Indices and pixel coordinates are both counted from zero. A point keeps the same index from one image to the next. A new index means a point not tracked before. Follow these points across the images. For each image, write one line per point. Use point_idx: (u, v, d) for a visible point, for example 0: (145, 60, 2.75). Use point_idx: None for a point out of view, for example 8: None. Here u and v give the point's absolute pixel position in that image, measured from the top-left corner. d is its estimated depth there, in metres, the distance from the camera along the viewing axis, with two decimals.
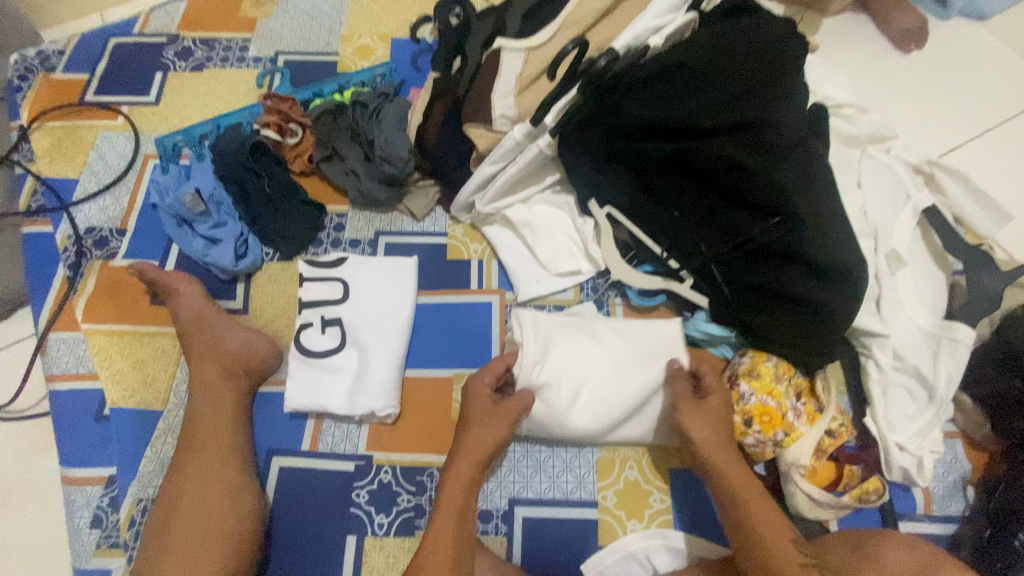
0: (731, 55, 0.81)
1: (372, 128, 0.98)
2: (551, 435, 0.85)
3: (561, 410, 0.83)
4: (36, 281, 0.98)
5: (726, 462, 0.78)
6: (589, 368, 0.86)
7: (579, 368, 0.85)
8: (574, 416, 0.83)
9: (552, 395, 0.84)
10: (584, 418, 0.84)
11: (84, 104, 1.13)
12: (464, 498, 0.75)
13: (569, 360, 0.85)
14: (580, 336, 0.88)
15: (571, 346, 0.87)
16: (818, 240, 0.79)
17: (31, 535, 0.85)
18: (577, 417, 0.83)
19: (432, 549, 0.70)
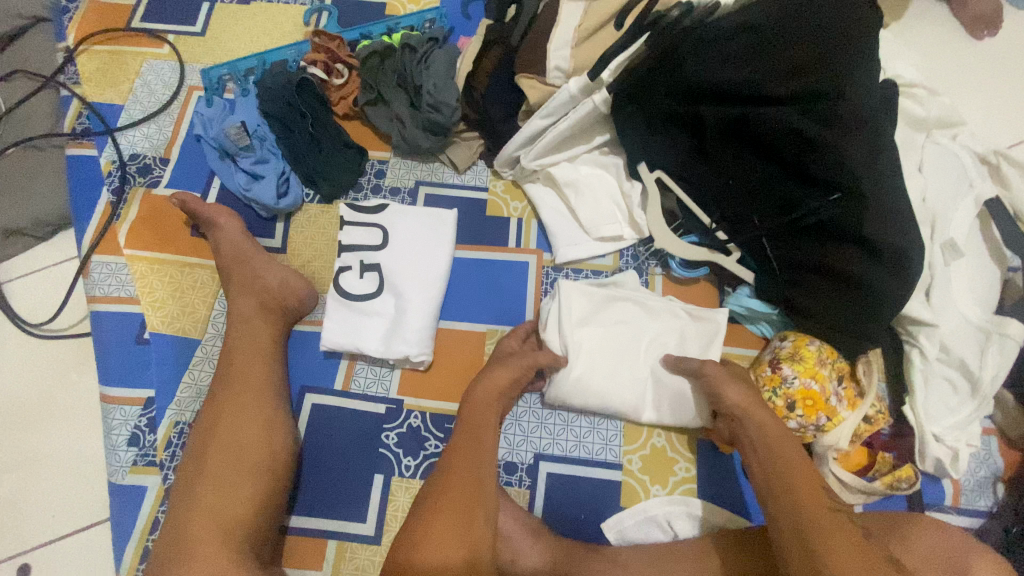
0: (809, 19, 0.76)
1: (421, 74, 0.96)
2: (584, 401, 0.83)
3: (573, 376, 0.82)
4: (79, 203, 0.98)
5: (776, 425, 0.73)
6: (633, 345, 0.86)
7: (636, 342, 0.86)
8: (618, 389, 0.83)
9: (604, 364, 0.84)
10: (617, 392, 0.83)
11: (131, 31, 1.11)
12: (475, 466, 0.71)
13: (610, 340, 0.85)
14: (645, 306, 0.88)
15: (620, 315, 0.87)
16: (880, 217, 0.76)
17: (71, 447, 0.88)
18: (603, 377, 0.83)
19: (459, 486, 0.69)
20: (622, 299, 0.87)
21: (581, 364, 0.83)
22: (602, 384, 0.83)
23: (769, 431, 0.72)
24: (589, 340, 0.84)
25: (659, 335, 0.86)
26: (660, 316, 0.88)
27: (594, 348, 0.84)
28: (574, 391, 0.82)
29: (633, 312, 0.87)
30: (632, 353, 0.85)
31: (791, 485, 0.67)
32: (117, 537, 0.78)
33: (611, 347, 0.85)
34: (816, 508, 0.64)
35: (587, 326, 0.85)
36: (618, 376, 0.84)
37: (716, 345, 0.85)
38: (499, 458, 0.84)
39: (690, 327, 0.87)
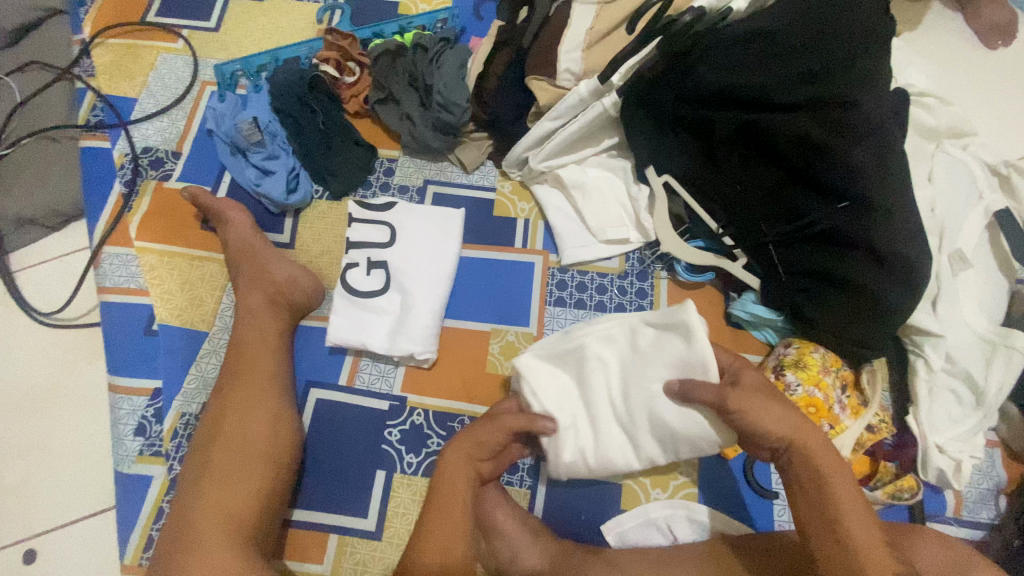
0: (822, 26, 0.76)
1: (432, 73, 0.97)
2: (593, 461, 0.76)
3: (570, 455, 0.75)
4: (92, 194, 1.00)
5: (821, 456, 0.62)
6: (619, 390, 0.75)
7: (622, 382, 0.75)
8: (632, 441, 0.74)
9: (584, 426, 0.75)
10: (620, 445, 0.75)
11: (146, 25, 1.13)
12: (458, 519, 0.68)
13: (586, 397, 0.76)
14: (608, 340, 0.76)
15: (589, 366, 0.75)
16: (890, 226, 0.75)
17: (79, 435, 0.90)
18: (598, 440, 0.75)
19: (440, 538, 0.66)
20: (588, 343, 0.75)
21: (578, 441, 0.75)
22: (609, 448, 0.75)
23: (820, 467, 0.61)
24: (568, 410, 0.75)
25: (639, 360, 0.74)
26: (630, 343, 0.75)
27: (580, 418, 0.76)
28: (581, 464, 0.75)
29: (604, 354, 0.75)
30: (622, 397, 0.75)
31: (845, 537, 0.57)
32: (122, 526, 0.79)
33: (599, 404, 0.75)
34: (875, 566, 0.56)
35: (564, 399, 0.76)
36: (626, 423, 0.74)
37: (698, 346, 0.67)
38: None
39: (664, 337, 0.71)
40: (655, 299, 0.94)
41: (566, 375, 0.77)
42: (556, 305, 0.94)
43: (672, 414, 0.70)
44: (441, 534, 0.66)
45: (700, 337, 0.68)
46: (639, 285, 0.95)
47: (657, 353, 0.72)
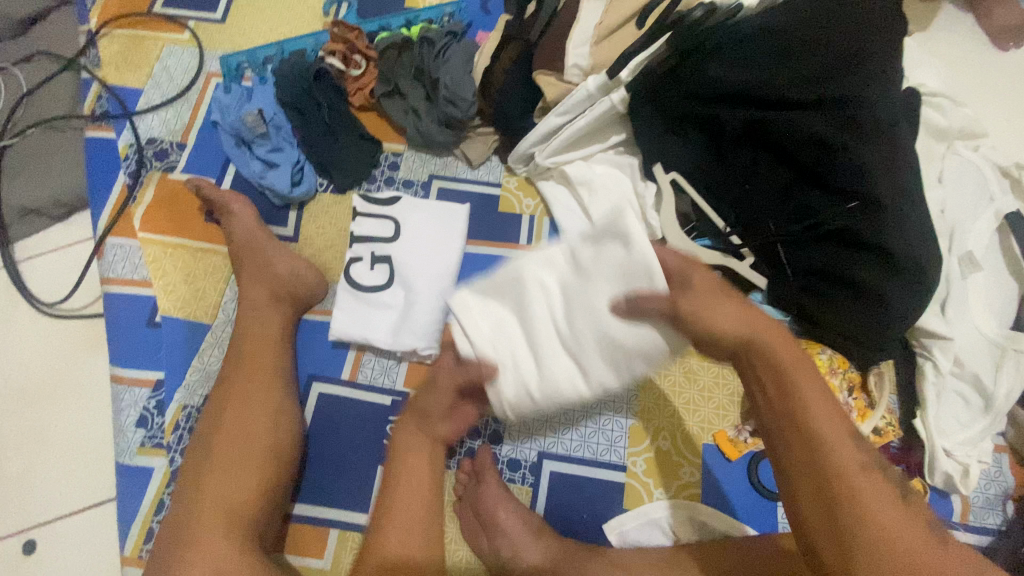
0: (836, 25, 0.75)
1: (439, 67, 0.96)
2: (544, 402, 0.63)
3: (512, 400, 0.63)
4: (97, 185, 0.99)
5: (780, 343, 0.57)
6: (562, 318, 0.61)
7: (562, 307, 0.61)
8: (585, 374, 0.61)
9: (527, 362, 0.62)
10: (576, 381, 0.61)
11: (153, 16, 1.12)
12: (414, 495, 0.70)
13: (524, 330, 0.62)
14: (543, 264, 0.63)
15: (523, 296, 0.62)
16: (899, 228, 0.75)
17: (81, 425, 0.89)
18: (545, 378, 0.62)
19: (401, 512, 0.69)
20: (520, 267, 0.63)
21: (521, 385, 0.62)
22: (561, 389, 0.62)
23: (781, 359, 0.56)
24: (504, 346, 0.62)
25: (579, 278, 0.60)
26: (567, 262, 0.62)
27: (520, 358, 0.62)
28: (528, 410, 0.64)
29: (541, 278, 0.62)
30: (567, 325, 0.61)
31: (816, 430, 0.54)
32: (122, 517, 0.79)
33: (541, 340, 0.62)
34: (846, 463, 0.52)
35: (498, 336, 0.63)
36: (574, 356, 0.61)
37: (638, 243, 0.57)
38: (503, 455, 0.84)
39: (604, 247, 0.59)
40: None
41: (500, 310, 0.63)
42: None
43: (625, 332, 0.58)
44: (405, 514, 0.69)
45: (641, 236, 0.57)
46: None
47: (599, 264, 0.60)
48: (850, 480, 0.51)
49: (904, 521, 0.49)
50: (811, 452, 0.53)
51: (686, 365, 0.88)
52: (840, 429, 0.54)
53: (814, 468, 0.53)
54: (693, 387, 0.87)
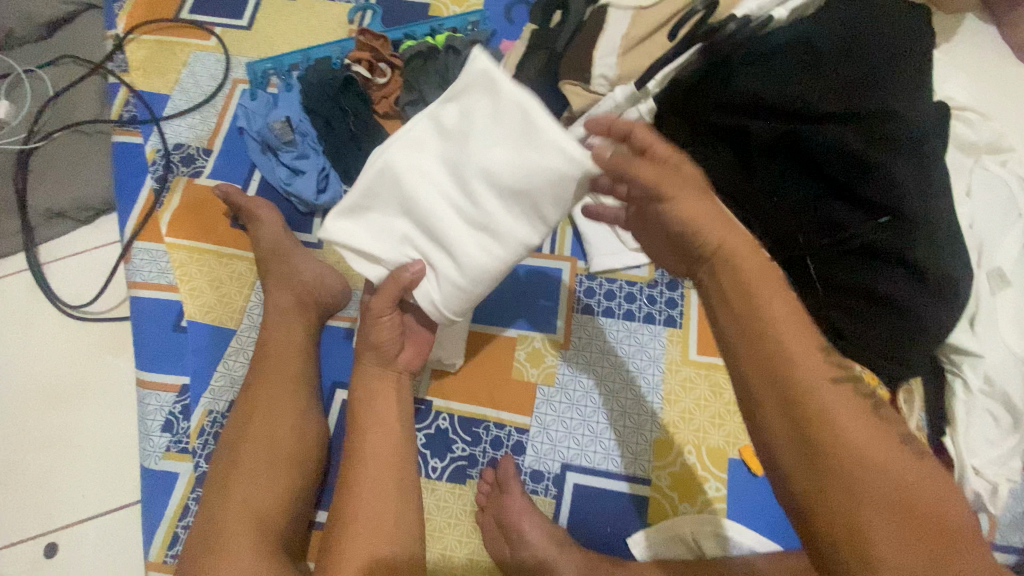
0: (863, 41, 0.76)
1: (465, 77, 1.00)
2: (467, 277, 0.66)
3: (434, 289, 0.69)
4: (123, 189, 1.00)
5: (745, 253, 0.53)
6: (445, 194, 0.64)
7: (451, 180, 0.63)
8: (494, 237, 0.63)
9: (436, 250, 0.67)
10: (489, 242, 0.64)
11: (180, 22, 1.13)
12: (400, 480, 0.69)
13: (419, 217, 0.66)
14: (420, 149, 0.64)
15: (408, 185, 0.65)
16: (929, 243, 0.75)
17: (105, 428, 0.90)
18: (457, 254, 0.65)
19: (377, 490, 0.68)
20: (385, 164, 0.65)
21: (437, 270, 0.68)
22: (471, 260, 0.65)
23: (743, 269, 0.52)
24: (408, 243, 0.68)
25: (455, 145, 0.62)
26: (432, 136, 0.63)
27: (426, 244, 0.67)
28: (453, 292, 0.68)
29: (412, 164, 0.64)
30: (454, 199, 0.64)
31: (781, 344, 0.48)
32: (147, 522, 0.80)
33: (438, 222, 0.65)
34: (809, 380, 0.47)
35: (397, 239, 0.68)
36: (473, 222, 0.63)
37: (505, 90, 0.57)
38: (526, 466, 0.84)
39: (470, 103, 0.60)
40: (684, 311, 0.92)
41: (389, 209, 0.67)
42: (583, 313, 0.92)
43: (521, 178, 0.58)
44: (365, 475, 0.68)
45: (501, 79, 0.57)
46: (669, 294, 0.93)
47: (463, 129, 0.61)
48: (817, 398, 0.47)
49: (870, 436, 0.45)
50: (774, 372, 0.48)
51: (712, 379, 0.88)
52: (810, 353, 0.48)
53: (775, 387, 0.48)
54: (719, 401, 0.87)
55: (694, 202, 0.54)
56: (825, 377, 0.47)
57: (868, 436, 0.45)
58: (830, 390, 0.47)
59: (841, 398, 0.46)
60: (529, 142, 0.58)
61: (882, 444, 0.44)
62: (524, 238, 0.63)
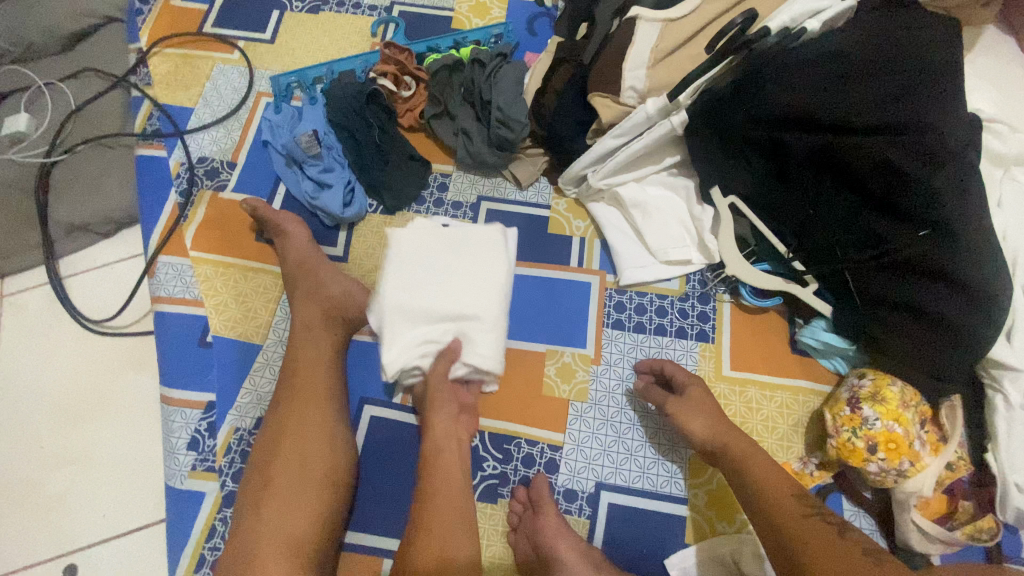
0: (899, 51, 0.74)
1: (489, 89, 0.96)
2: (496, 326, 0.80)
3: (483, 349, 0.79)
4: (147, 203, 1.00)
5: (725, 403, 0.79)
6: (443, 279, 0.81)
7: (439, 274, 0.81)
8: (490, 278, 0.82)
9: (466, 322, 0.80)
10: (488, 290, 0.81)
11: (203, 36, 1.13)
12: (444, 505, 0.70)
13: (433, 304, 0.79)
14: (402, 286, 0.80)
15: (412, 307, 0.79)
16: (972, 258, 0.73)
17: (126, 445, 0.88)
18: (479, 317, 0.80)
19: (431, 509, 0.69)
20: (390, 288, 0.80)
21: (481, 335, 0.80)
22: (487, 307, 0.80)
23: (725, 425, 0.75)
24: (441, 329, 0.79)
25: (431, 261, 0.83)
26: (408, 261, 0.82)
27: (456, 327, 0.80)
28: (495, 339, 0.80)
29: (410, 277, 0.81)
30: (455, 281, 0.81)
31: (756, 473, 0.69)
32: (173, 542, 0.78)
33: (450, 305, 0.80)
34: (789, 516, 0.65)
35: (428, 338, 0.79)
36: (473, 286, 0.81)
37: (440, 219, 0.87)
38: (559, 485, 0.82)
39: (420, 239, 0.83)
40: (717, 324, 0.92)
41: (407, 331, 0.79)
42: (613, 327, 0.91)
43: (484, 245, 0.85)
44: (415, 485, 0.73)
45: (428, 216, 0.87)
46: (701, 308, 0.93)
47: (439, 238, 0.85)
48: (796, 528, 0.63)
49: (838, 554, 0.59)
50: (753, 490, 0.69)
51: (747, 395, 0.87)
52: (784, 485, 0.68)
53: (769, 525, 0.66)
54: (755, 416, 0.86)
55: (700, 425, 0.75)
56: (801, 512, 0.65)
57: (833, 553, 0.60)
58: (802, 521, 0.64)
59: (814, 533, 0.62)
60: (478, 235, 0.86)
61: (846, 557, 0.59)
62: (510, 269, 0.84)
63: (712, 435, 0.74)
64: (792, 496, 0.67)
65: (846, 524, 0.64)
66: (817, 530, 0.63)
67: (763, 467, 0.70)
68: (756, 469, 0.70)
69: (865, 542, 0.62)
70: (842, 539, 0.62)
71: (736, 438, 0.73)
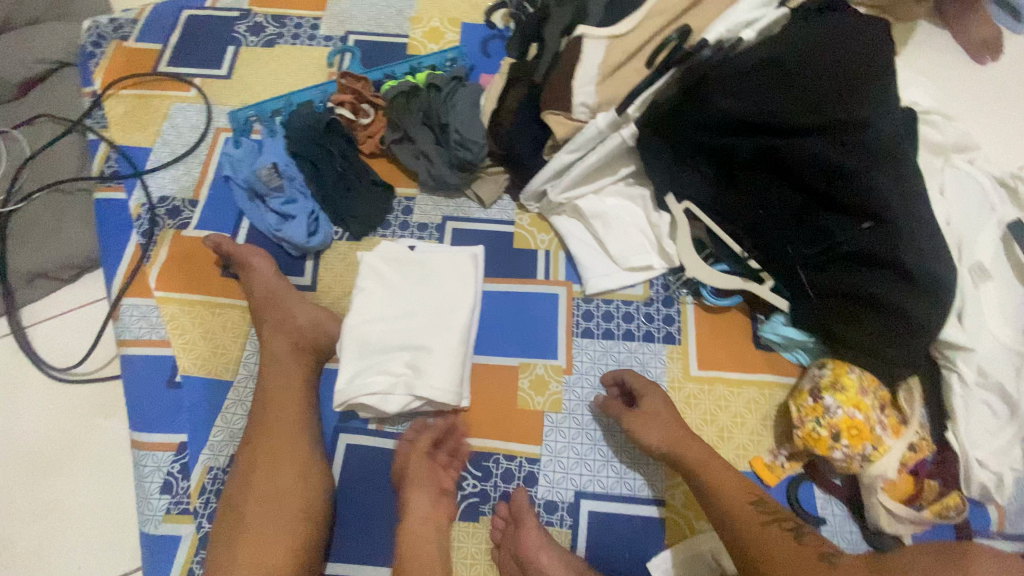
0: (835, 53, 0.77)
1: (447, 112, 0.98)
2: (447, 361, 0.84)
3: (435, 379, 0.82)
4: (109, 246, 0.98)
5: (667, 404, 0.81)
6: (407, 309, 0.88)
7: (401, 304, 0.88)
8: (450, 309, 0.88)
9: (419, 360, 0.83)
10: (445, 321, 0.87)
11: (159, 75, 1.14)
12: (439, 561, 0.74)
13: (397, 328, 0.86)
14: (364, 315, 0.87)
15: (372, 335, 0.86)
16: (914, 246, 0.76)
17: (98, 494, 0.87)
18: (434, 352, 0.84)
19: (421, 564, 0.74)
20: (361, 316, 0.86)
21: (430, 368, 0.83)
22: (442, 341, 0.85)
23: (678, 433, 0.78)
24: (398, 361, 0.84)
25: (400, 289, 0.89)
26: (379, 287, 0.89)
27: (412, 355, 0.84)
28: (447, 368, 0.83)
29: (380, 300, 0.88)
30: (417, 310, 0.88)
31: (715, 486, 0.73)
32: None
33: (409, 336, 0.86)
34: (748, 526, 0.69)
35: (383, 364, 0.83)
36: (434, 318, 0.87)
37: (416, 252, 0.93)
38: (539, 497, 0.83)
39: (382, 264, 0.90)
40: (682, 326, 0.94)
41: (365, 361, 0.84)
42: (583, 336, 0.93)
43: (449, 276, 0.90)
44: (422, 544, 0.75)
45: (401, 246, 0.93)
46: (665, 311, 0.95)
47: (406, 269, 0.90)
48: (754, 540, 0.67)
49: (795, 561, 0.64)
50: (711, 496, 0.73)
51: (716, 392, 0.89)
52: (741, 494, 0.72)
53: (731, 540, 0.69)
54: (725, 413, 0.88)
55: (658, 434, 0.78)
56: (758, 521, 0.69)
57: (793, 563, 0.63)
58: (761, 529, 0.68)
59: (774, 541, 0.67)
60: (444, 265, 0.91)
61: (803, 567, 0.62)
62: (472, 302, 0.89)
63: (669, 443, 0.77)
64: (751, 504, 0.71)
65: (800, 527, 0.69)
66: (775, 538, 0.67)
67: (725, 481, 0.73)
68: (715, 481, 0.73)
69: (820, 545, 0.66)
70: (800, 546, 0.66)
71: (693, 448, 0.76)
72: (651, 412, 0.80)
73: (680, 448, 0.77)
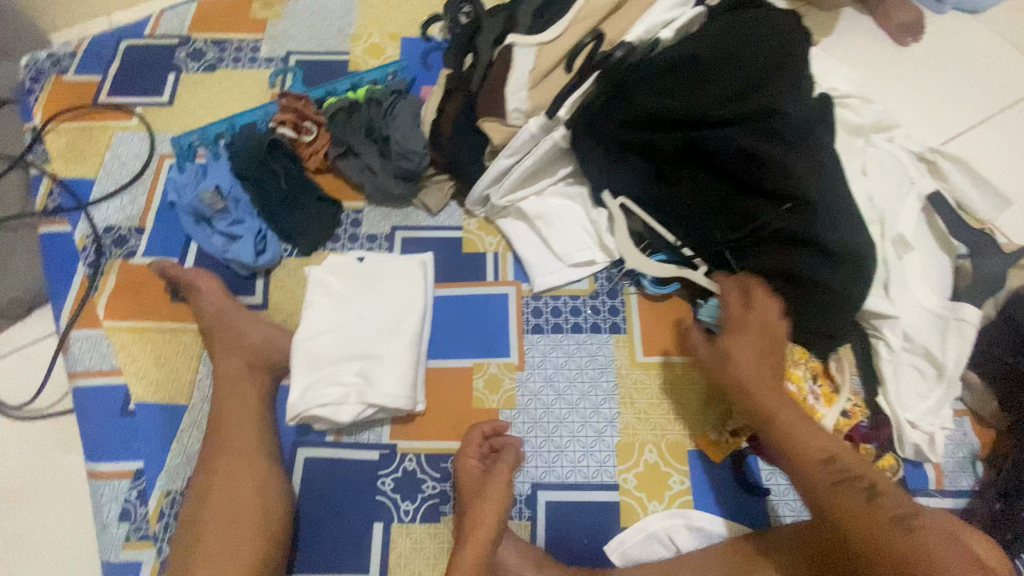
0: (741, 51, 0.83)
1: (388, 126, 1.01)
2: (399, 368, 0.86)
3: (387, 386, 0.84)
4: (56, 280, 0.98)
5: (747, 348, 0.80)
6: (358, 321, 0.89)
7: (349, 317, 0.90)
8: (400, 317, 0.90)
9: (371, 368, 0.86)
10: (395, 329, 0.89)
11: (99, 106, 1.14)
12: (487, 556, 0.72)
13: (347, 340, 0.88)
14: (313, 330, 0.88)
15: (322, 350, 0.87)
16: (830, 224, 0.80)
17: (57, 528, 0.86)
18: (386, 359, 0.86)
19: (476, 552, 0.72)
20: (312, 332, 0.88)
21: (382, 376, 0.85)
22: (394, 349, 0.87)
23: (745, 385, 0.77)
24: (348, 372, 0.85)
25: (348, 300, 0.91)
26: (329, 300, 0.91)
27: (363, 364, 0.86)
28: (398, 375, 0.85)
29: (330, 314, 0.90)
30: (366, 320, 0.89)
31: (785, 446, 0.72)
32: None
33: (359, 346, 0.87)
34: (817, 479, 0.67)
35: (334, 376, 0.85)
36: (384, 327, 0.89)
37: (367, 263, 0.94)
38: None
39: (331, 278, 0.92)
40: (627, 317, 0.97)
41: (316, 374, 0.85)
42: (533, 332, 0.96)
43: (396, 283, 0.93)
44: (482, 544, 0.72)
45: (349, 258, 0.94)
46: (610, 303, 0.98)
47: (353, 280, 0.92)
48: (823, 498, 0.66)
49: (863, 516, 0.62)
50: (787, 449, 0.71)
51: (663, 376, 0.93)
52: (812, 450, 0.69)
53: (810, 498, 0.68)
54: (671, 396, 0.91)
55: (747, 370, 0.78)
56: (830, 480, 0.66)
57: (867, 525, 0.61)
58: (831, 488, 0.66)
59: (849, 498, 0.64)
60: (391, 273, 0.93)
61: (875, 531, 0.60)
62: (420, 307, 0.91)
63: (750, 384, 0.77)
64: (822, 463, 0.68)
65: (875, 486, 0.65)
66: (842, 496, 0.65)
67: (802, 440, 0.70)
68: (790, 437, 0.71)
69: (897, 505, 0.63)
70: (874, 505, 0.63)
71: (765, 399, 0.75)
72: (727, 353, 0.80)
73: (756, 400, 0.76)
